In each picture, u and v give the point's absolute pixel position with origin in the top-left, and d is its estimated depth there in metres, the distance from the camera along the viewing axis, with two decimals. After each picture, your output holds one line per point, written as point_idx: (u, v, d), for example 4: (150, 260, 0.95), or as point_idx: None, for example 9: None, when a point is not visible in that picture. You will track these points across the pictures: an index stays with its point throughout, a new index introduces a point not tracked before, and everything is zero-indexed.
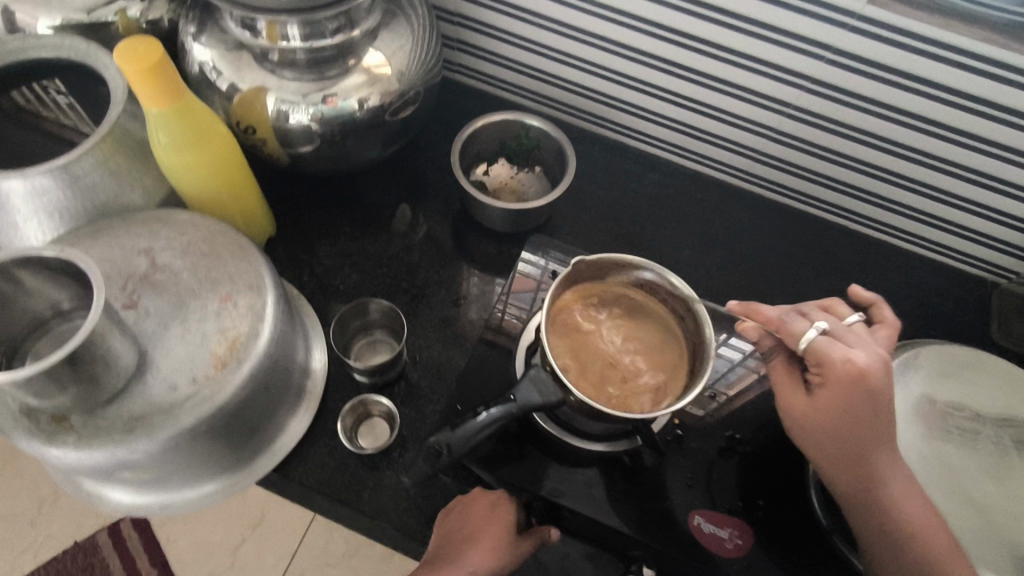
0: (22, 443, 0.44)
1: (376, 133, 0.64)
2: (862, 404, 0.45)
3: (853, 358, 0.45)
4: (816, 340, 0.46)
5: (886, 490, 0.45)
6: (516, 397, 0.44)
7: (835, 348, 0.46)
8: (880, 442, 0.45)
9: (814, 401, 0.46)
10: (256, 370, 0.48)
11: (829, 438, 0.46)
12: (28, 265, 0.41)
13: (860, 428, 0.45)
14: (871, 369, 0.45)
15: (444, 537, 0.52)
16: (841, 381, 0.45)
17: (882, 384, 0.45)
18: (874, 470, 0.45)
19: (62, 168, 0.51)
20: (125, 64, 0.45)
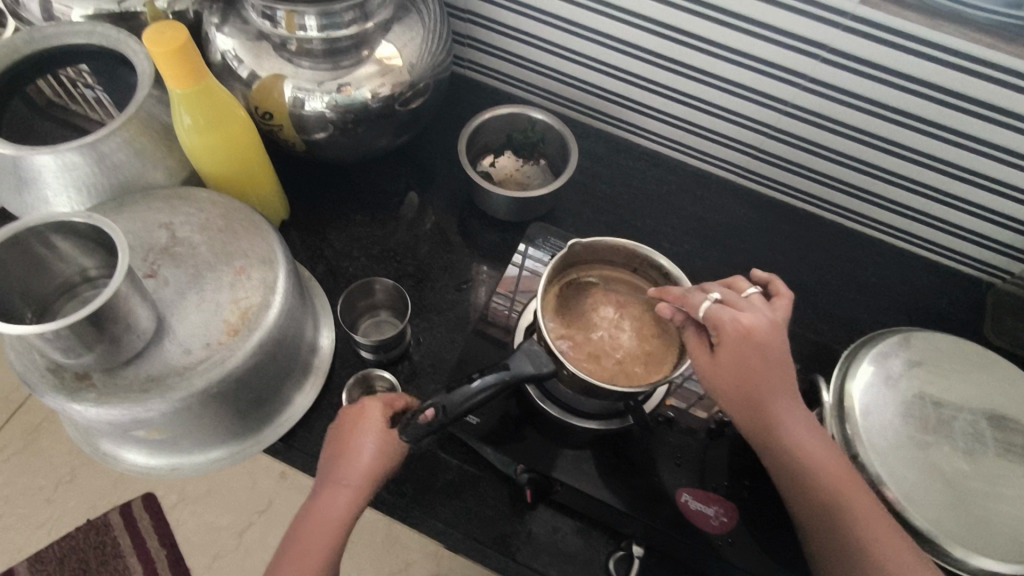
0: (47, 398, 0.47)
1: (387, 122, 0.67)
2: (755, 363, 0.46)
3: (742, 321, 0.46)
4: (710, 307, 0.47)
5: (793, 442, 0.46)
6: (510, 367, 0.46)
7: (726, 312, 0.46)
8: (775, 391, 0.46)
9: (715, 364, 0.47)
10: (266, 339, 0.51)
11: (733, 397, 0.46)
12: (60, 231, 0.45)
13: (758, 385, 0.46)
14: (757, 327, 0.46)
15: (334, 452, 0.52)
16: (733, 342, 0.46)
17: (768, 341, 0.46)
18: (777, 423, 0.46)
19: (90, 145, 0.54)
20: (153, 48, 0.48)
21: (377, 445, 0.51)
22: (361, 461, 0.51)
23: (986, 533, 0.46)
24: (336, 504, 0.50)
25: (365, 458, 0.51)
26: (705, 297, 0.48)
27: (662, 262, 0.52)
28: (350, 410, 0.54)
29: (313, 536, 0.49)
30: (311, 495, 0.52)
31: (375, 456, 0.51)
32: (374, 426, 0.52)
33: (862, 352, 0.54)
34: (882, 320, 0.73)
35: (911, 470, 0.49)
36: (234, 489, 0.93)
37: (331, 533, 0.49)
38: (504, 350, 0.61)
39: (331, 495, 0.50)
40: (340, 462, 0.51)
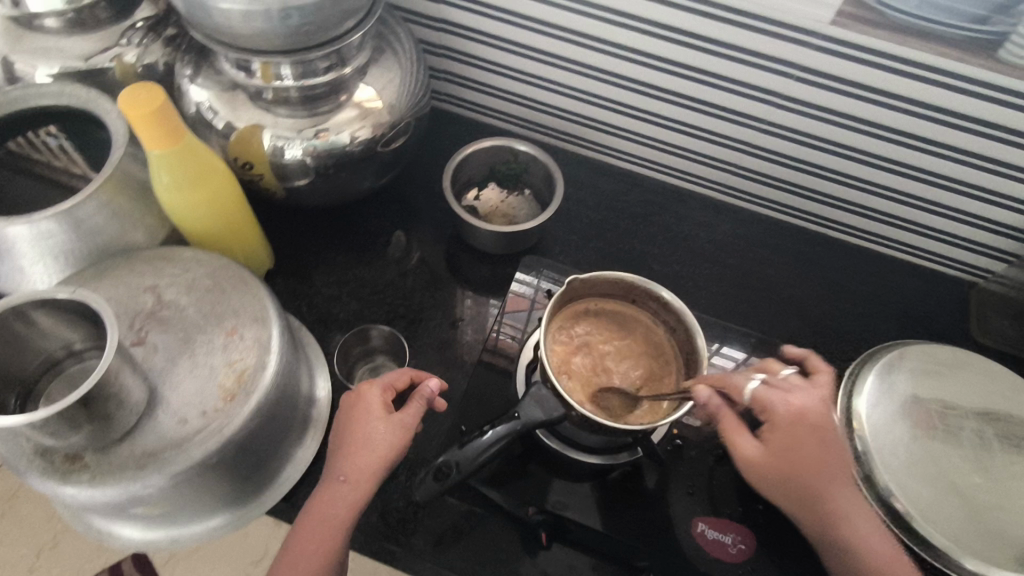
0: (35, 483, 0.44)
1: (369, 164, 0.66)
2: (812, 446, 0.47)
3: (793, 403, 0.48)
4: (757, 391, 0.49)
5: (852, 525, 0.47)
6: (521, 415, 0.47)
7: (775, 396, 0.49)
8: (835, 482, 0.48)
9: (768, 451, 0.48)
10: (264, 401, 0.49)
11: (791, 483, 0.47)
12: (40, 309, 0.43)
13: (817, 469, 0.47)
14: (808, 410, 0.48)
15: (339, 440, 0.51)
16: (786, 425, 0.48)
17: (822, 423, 0.48)
18: (836, 506, 0.47)
19: (66, 212, 0.52)
20: (128, 111, 0.47)
21: (382, 430, 0.50)
22: (369, 440, 0.50)
23: (995, 543, 0.47)
24: (349, 490, 0.49)
25: (370, 444, 0.50)
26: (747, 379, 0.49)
27: (664, 294, 0.52)
28: (350, 395, 0.53)
29: (317, 532, 0.48)
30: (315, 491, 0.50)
31: (383, 438, 0.50)
32: (375, 410, 0.51)
33: (866, 368, 0.55)
34: (873, 327, 0.74)
35: (917, 482, 0.49)
36: (220, 544, 0.72)
37: (336, 530, 0.48)
38: (508, 376, 0.62)
39: (334, 488, 0.49)
40: (343, 450, 0.50)
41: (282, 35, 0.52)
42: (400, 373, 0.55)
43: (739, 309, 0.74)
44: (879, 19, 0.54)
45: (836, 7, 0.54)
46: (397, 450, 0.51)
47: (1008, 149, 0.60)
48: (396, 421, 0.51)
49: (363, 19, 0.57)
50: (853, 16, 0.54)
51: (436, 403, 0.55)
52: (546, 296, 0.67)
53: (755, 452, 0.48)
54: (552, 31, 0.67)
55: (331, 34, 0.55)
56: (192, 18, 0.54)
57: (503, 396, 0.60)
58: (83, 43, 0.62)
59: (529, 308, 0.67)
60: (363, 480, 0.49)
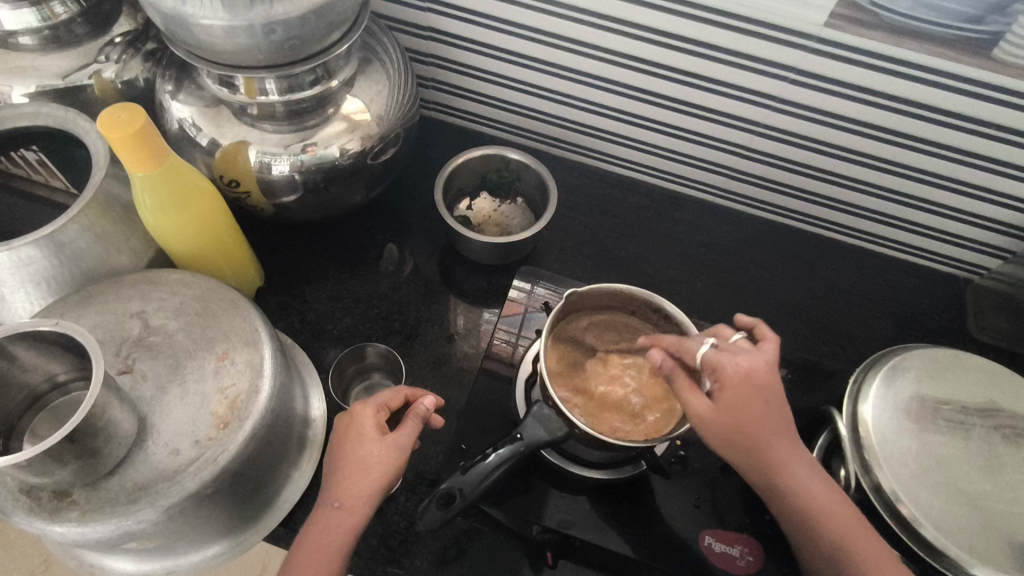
0: (22, 523, 0.43)
1: (359, 177, 0.65)
2: (756, 403, 0.47)
3: (742, 363, 0.47)
4: (708, 353, 0.48)
5: (792, 476, 0.48)
6: (523, 436, 0.46)
7: (723, 357, 0.48)
8: (773, 435, 0.48)
9: (715, 409, 0.47)
10: (259, 427, 0.48)
11: (735, 439, 0.47)
12: (22, 341, 0.41)
13: (759, 423, 0.47)
14: (755, 371, 0.48)
15: (331, 462, 0.50)
16: (734, 386, 0.47)
17: (767, 382, 0.48)
18: (777, 458, 0.48)
19: (47, 237, 0.50)
20: (108, 133, 0.45)
21: (376, 452, 0.49)
22: (363, 462, 0.49)
23: (1003, 547, 0.47)
24: (352, 515, 0.48)
25: (364, 466, 0.49)
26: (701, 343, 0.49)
27: (665, 305, 0.53)
28: (343, 416, 0.52)
29: (313, 560, 0.47)
30: (311, 516, 0.49)
31: (379, 462, 0.49)
32: (368, 432, 0.50)
33: (869, 374, 0.55)
34: (872, 327, 0.74)
35: (927, 490, 0.49)
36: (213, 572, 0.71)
37: (332, 557, 0.47)
38: (510, 385, 0.60)
39: (329, 515, 0.48)
40: (337, 475, 0.49)
41: (266, 50, 0.51)
42: (394, 392, 0.53)
43: (738, 314, 0.73)
44: (873, 21, 0.53)
45: (829, 8, 0.53)
46: (393, 472, 0.49)
47: (1004, 147, 0.59)
48: (390, 442, 0.50)
49: (349, 30, 0.56)
50: (846, 17, 0.54)
51: (434, 420, 0.54)
52: (543, 303, 0.66)
53: (705, 409, 0.47)
54: (541, 37, 0.66)
55: (317, 47, 0.54)
56: (173, 35, 0.52)
57: (505, 410, 0.59)
58: (61, 61, 0.60)
59: (525, 312, 0.66)
60: (358, 505, 0.48)
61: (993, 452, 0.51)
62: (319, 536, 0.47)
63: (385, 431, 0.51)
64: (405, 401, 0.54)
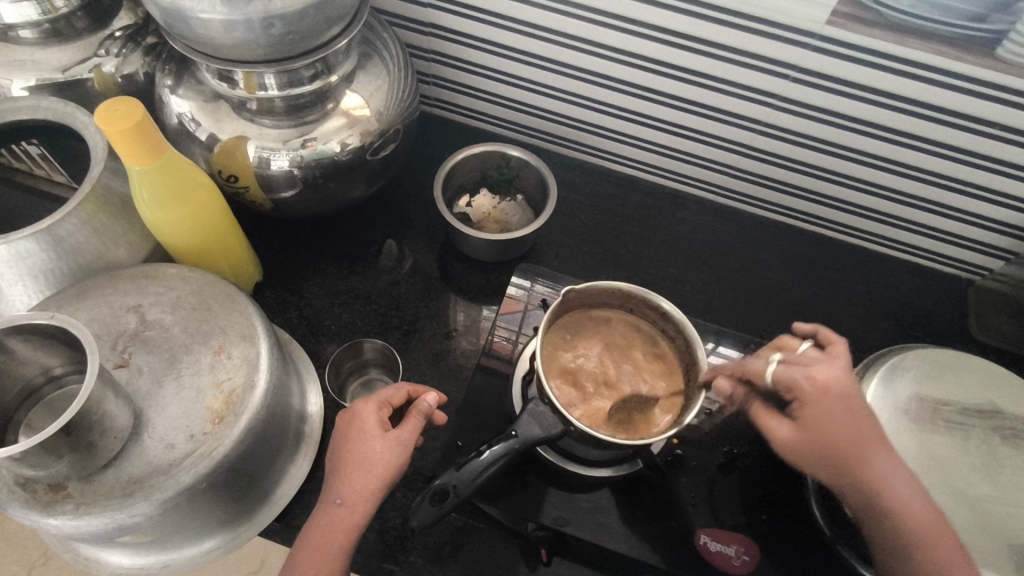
0: (16, 515, 0.43)
1: (358, 173, 0.65)
2: (843, 420, 0.45)
3: (817, 377, 0.46)
4: (777, 370, 0.47)
5: (900, 503, 0.44)
6: (518, 433, 0.46)
7: (796, 372, 0.46)
8: (869, 451, 0.45)
9: (799, 430, 0.45)
10: (254, 421, 0.48)
11: (830, 462, 0.44)
12: (18, 334, 0.41)
13: (853, 445, 0.45)
14: (837, 382, 0.45)
15: (336, 460, 0.50)
16: (816, 401, 0.45)
17: (850, 393, 0.45)
18: (879, 483, 0.44)
19: (45, 231, 0.50)
20: (106, 126, 0.45)
21: (379, 448, 0.49)
22: (369, 460, 0.49)
23: (999, 548, 0.47)
24: (353, 513, 0.48)
25: (366, 463, 0.48)
26: (768, 362, 0.48)
27: (664, 304, 0.53)
28: (345, 413, 0.52)
29: (316, 558, 0.46)
30: (314, 514, 0.49)
31: (382, 458, 0.49)
32: (371, 428, 0.50)
33: (868, 374, 0.54)
34: (872, 327, 0.73)
35: (924, 491, 0.49)
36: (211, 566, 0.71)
37: (335, 554, 0.47)
38: (508, 382, 0.60)
39: (331, 512, 0.48)
40: (339, 472, 0.49)
41: (265, 44, 0.51)
42: (396, 389, 0.53)
43: (737, 313, 0.73)
44: (875, 19, 0.53)
45: (831, 6, 0.53)
46: (396, 468, 0.49)
47: (1007, 147, 0.59)
48: (393, 438, 0.50)
49: (348, 25, 0.56)
50: (848, 15, 0.53)
51: (436, 417, 0.54)
52: (542, 301, 0.66)
53: (787, 433, 0.46)
54: (541, 33, 0.66)
55: (316, 42, 0.53)
56: (171, 29, 0.52)
57: (501, 406, 0.59)
58: (61, 55, 0.61)
59: (524, 309, 0.66)
60: (360, 502, 0.48)
61: (992, 453, 0.51)
62: (317, 536, 0.47)
63: (387, 427, 0.51)
64: (407, 397, 0.54)
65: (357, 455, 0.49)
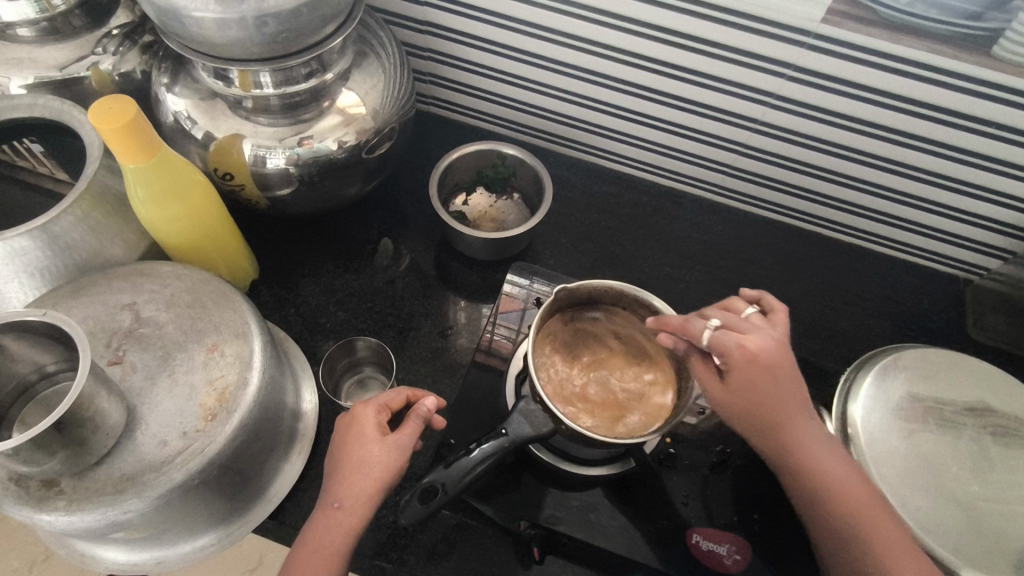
0: (10, 511, 0.43)
1: (354, 171, 0.65)
2: (767, 385, 0.46)
3: (748, 346, 0.46)
4: (710, 334, 0.47)
5: (816, 458, 0.47)
6: (508, 431, 0.47)
7: (730, 338, 0.47)
8: (791, 415, 0.47)
9: (725, 390, 0.47)
10: (247, 419, 0.48)
11: (749, 419, 0.47)
12: (11, 331, 0.41)
13: (775, 406, 0.46)
14: (764, 351, 0.46)
15: (335, 462, 0.50)
16: (742, 367, 0.46)
17: (777, 362, 0.47)
18: (794, 440, 0.47)
19: (40, 228, 0.50)
20: (100, 125, 0.45)
21: (378, 452, 0.49)
22: (368, 463, 0.48)
23: (990, 548, 0.47)
24: (352, 516, 0.48)
25: (366, 466, 0.48)
26: (705, 325, 0.48)
27: (654, 302, 0.53)
28: (345, 417, 0.52)
29: (314, 559, 0.47)
30: (312, 516, 0.49)
31: (381, 462, 0.49)
32: (370, 432, 0.50)
33: (861, 373, 0.54)
34: (869, 327, 0.73)
35: (915, 491, 0.49)
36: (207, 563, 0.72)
37: (333, 557, 0.47)
38: (501, 380, 0.60)
39: (329, 515, 0.48)
40: (338, 475, 0.49)
41: (260, 43, 0.51)
42: (395, 394, 0.53)
43: None
44: (871, 18, 0.52)
45: (827, 4, 0.53)
46: (394, 472, 0.49)
47: (1003, 146, 0.59)
48: (392, 443, 0.49)
49: (344, 24, 0.56)
50: (843, 13, 0.53)
51: (435, 421, 0.54)
52: (538, 300, 0.66)
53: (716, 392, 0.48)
54: (537, 32, 0.66)
55: (311, 40, 0.53)
56: (166, 27, 0.52)
57: (494, 405, 0.59)
58: (58, 53, 0.61)
59: (521, 309, 0.66)
60: (359, 505, 0.48)
61: (985, 454, 0.51)
62: (316, 537, 0.47)
63: (386, 431, 0.50)
64: (406, 402, 0.54)
65: (354, 458, 0.49)
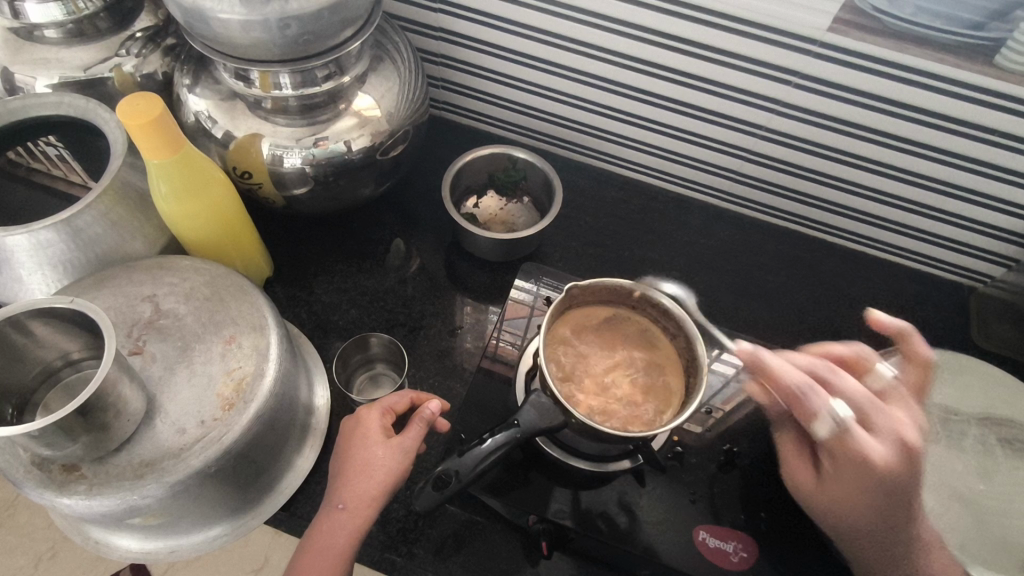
0: (33, 494, 0.44)
1: (369, 171, 0.66)
2: (870, 489, 0.45)
3: (865, 447, 0.45)
4: (832, 426, 0.46)
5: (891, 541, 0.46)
6: (520, 422, 0.47)
7: (851, 433, 0.46)
8: (893, 524, 0.46)
9: (821, 485, 0.47)
10: (262, 410, 0.49)
11: (837, 521, 0.47)
12: (39, 317, 0.43)
13: (876, 515, 0.46)
14: (884, 461, 0.45)
15: (339, 467, 0.51)
16: (847, 466, 0.46)
17: (892, 474, 0.45)
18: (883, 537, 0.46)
19: (65, 221, 0.52)
20: (127, 120, 0.47)
21: (382, 453, 0.50)
22: (371, 468, 0.49)
23: (996, 549, 0.47)
24: (353, 521, 0.48)
25: (369, 469, 0.49)
26: (829, 409, 0.47)
27: (663, 299, 0.55)
28: (350, 420, 0.53)
29: (320, 564, 0.47)
30: (316, 518, 0.50)
31: (383, 467, 0.49)
32: (374, 435, 0.51)
33: None
34: (874, 332, 0.74)
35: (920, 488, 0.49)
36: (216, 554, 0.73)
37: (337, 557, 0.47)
38: (509, 380, 0.61)
39: (333, 517, 0.48)
40: (344, 475, 0.50)
41: (281, 45, 0.53)
42: (399, 397, 0.54)
43: (738, 317, 0.74)
44: (877, 27, 0.54)
45: (832, 13, 0.54)
46: (399, 474, 0.50)
47: (1007, 154, 0.60)
48: (395, 445, 0.50)
49: (361, 28, 0.57)
50: (849, 23, 0.54)
51: (438, 424, 0.55)
52: (546, 303, 0.67)
53: (811, 484, 0.48)
54: (548, 38, 0.67)
55: (330, 44, 0.55)
56: (192, 30, 0.54)
57: (504, 402, 0.60)
58: (83, 54, 0.62)
59: (530, 314, 0.67)
60: (362, 507, 0.48)
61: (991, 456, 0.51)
62: (312, 544, 0.48)
63: (390, 433, 0.51)
64: (410, 405, 0.55)
65: (358, 468, 0.49)
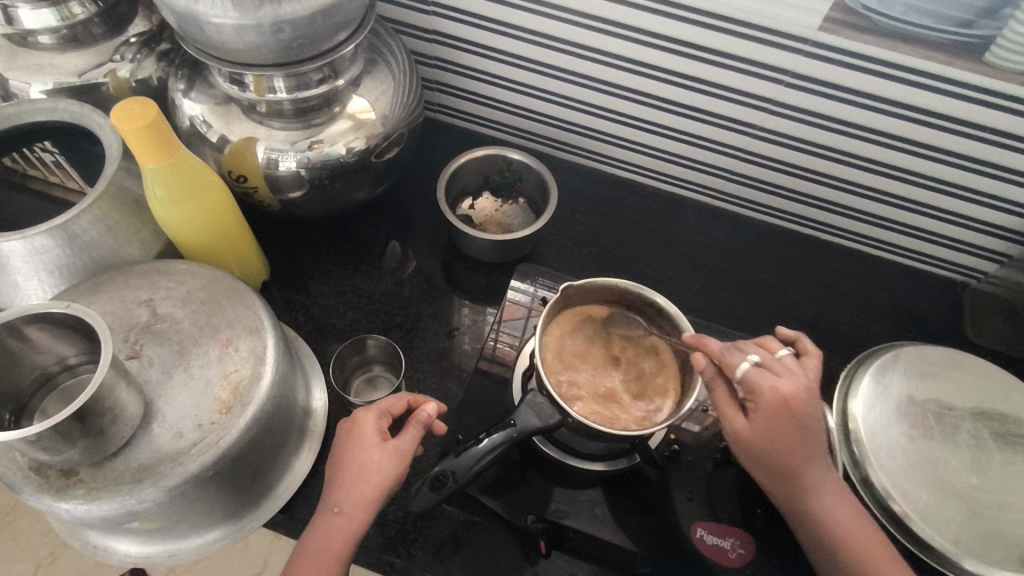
0: (31, 499, 0.44)
1: (364, 173, 0.66)
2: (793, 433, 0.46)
3: (784, 388, 0.47)
4: (749, 371, 0.47)
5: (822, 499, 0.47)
6: (517, 422, 0.47)
7: (766, 377, 0.47)
8: (809, 462, 0.47)
9: (750, 428, 0.47)
10: (259, 413, 0.49)
11: (762, 464, 0.47)
12: (35, 322, 0.43)
13: (796, 454, 0.47)
14: (797, 397, 0.47)
15: (334, 470, 0.51)
16: (771, 408, 0.46)
17: (805, 410, 0.47)
18: (808, 481, 0.47)
19: (60, 227, 0.52)
20: (122, 126, 0.47)
21: (377, 457, 0.50)
22: (365, 472, 0.49)
23: (991, 542, 0.47)
24: (346, 525, 0.48)
25: (364, 472, 0.49)
26: (744, 358, 0.49)
27: (658, 299, 0.55)
28: (345, 423, 0.53)
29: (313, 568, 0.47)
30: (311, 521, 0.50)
31: (378, 470, 0.49)
32: (370, 438, 0.51)
33: (860, 371, 0.56)
34: (869, 328, 0.74)
35: (914, 483, 0.50)
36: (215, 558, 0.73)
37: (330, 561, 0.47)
38: (506, 380, 0.62)
39: (329, 520, 0.48)
40: (339, 479, 0.50)
41: (275, 49, 0.53)
42: (396, 400, 0.54)
43: (734, 315, 0.74)
44: (868, 26, 0.54)
45: (823, 12, 0.54)
46: (394, 477, 0.50)
47: (998, 150, 0.60)
48: (391, 448, 0.50)
49: (355, 32, 0.58)
50: (840, 22, 0.55)
51: (437, 426, 0.55)
52: (542, 303, 0.67)
53: (741, 427, 0.47)
54: (542, 40, 0.68)
55: (324, 47, 0.55)
56: (186, 34, 0.54)
57: (501, 403, 0.60)
58: (78, 60, 0.63)
59: (526, 315, 0.67)
60: (358, 510, 0.49)
61: (984, 451, 0.52)
62: (305, 548, 0.48)
63: (386, 436, 0.52)
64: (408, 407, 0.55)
65: (352, 471, 0.49)
